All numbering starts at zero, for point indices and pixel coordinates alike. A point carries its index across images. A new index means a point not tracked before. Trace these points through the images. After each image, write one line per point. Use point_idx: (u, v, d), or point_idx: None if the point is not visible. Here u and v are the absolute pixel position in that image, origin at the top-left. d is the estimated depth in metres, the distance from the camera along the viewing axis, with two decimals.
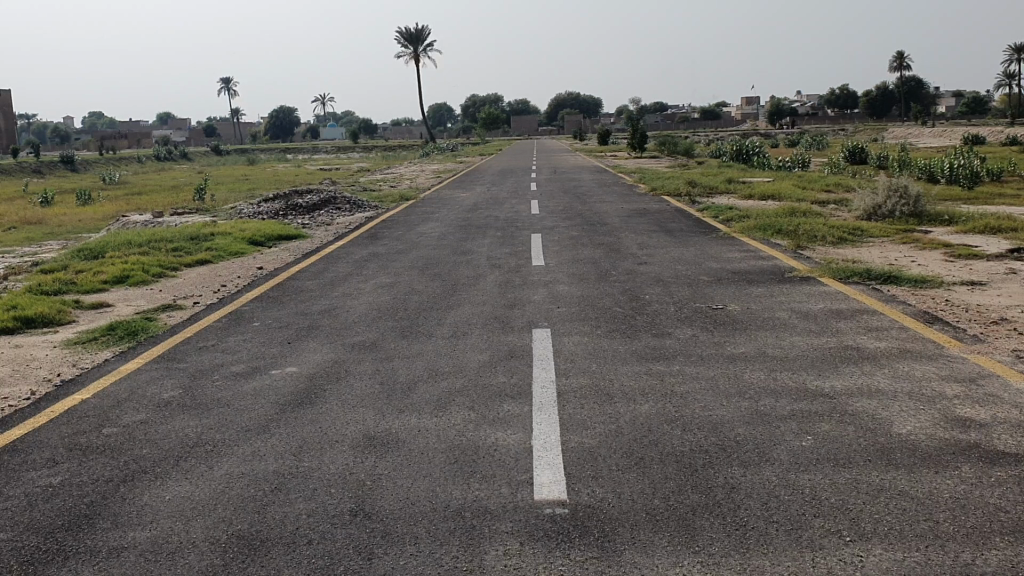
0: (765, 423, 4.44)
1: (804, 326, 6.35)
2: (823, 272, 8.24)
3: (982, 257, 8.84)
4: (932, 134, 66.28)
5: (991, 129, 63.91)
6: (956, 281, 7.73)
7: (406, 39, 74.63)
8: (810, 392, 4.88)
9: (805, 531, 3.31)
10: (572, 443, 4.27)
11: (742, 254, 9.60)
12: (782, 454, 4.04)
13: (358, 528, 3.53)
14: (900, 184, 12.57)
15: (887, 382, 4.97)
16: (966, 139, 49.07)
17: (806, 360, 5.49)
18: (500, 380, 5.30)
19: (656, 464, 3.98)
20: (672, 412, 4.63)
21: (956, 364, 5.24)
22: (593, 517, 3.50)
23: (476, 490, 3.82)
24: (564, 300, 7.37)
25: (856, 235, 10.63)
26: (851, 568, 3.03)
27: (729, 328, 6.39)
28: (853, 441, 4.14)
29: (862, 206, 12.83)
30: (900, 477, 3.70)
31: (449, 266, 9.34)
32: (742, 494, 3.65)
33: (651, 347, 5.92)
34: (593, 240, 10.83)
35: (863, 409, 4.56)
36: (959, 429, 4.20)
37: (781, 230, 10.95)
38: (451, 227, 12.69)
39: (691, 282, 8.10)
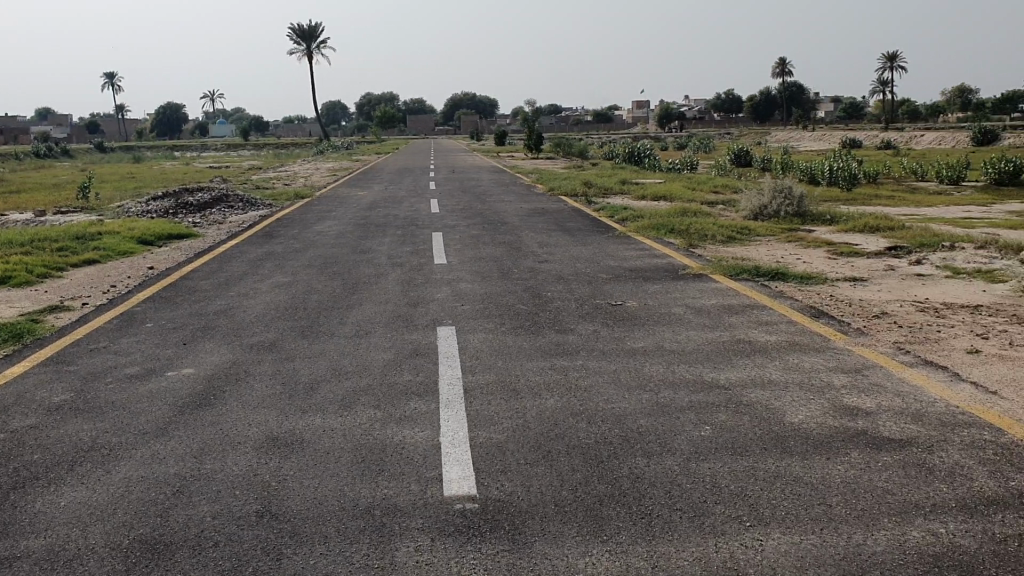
0: (666, 414, 4.57)
1: (699, 321, 6.53)
2: (714, 270, 8.48)
3: (862, 256, 9.26)
4: (813, 139, 68.96)
5: (867, 135, 66.91)
6: (839, 278, 8.08)
7: (297, 36, 73.28)
8: (707, 384, 5.04)
9: (707, 517, 3.43)
10: (480, 438, 4.30)
11: (637, 252, 9.81)
12: (682, 444, 4.16)
13: (265, 529, 3.48)
14: (785, 185, 13.06)
15: (779, 374, 5.17)
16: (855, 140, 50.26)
17: (702, 354, 5.66)
18: (405, 378, 5.28)
19: (562, 457, 4.05)
20: (577, 407, 4.70)
21: (842, 356, 5.49)
22: (503, 512, 3.54)
23: (385, 488, 3.80)
24: (467, 298, 7.38)
25: (745, 235, 10.98)
26: (751, 552, 3.15)
27: (628, 324, 6.53)
28: (748, 431, 4.29)
29: (749, 206, 13.26)
30: (794, 464, 3.87)
31: (349, 265, 9.23)
32: (646, 483, 3.75)
33: (554, 343, 5.99)
34: (493, 239, 10.88)
35: (757, 400, 4.73)
36: (847, 417, 4.41)
37: (674, 230, 11.22)
38: (348, 226, 12.53)
39: (591, 280, 8.22)
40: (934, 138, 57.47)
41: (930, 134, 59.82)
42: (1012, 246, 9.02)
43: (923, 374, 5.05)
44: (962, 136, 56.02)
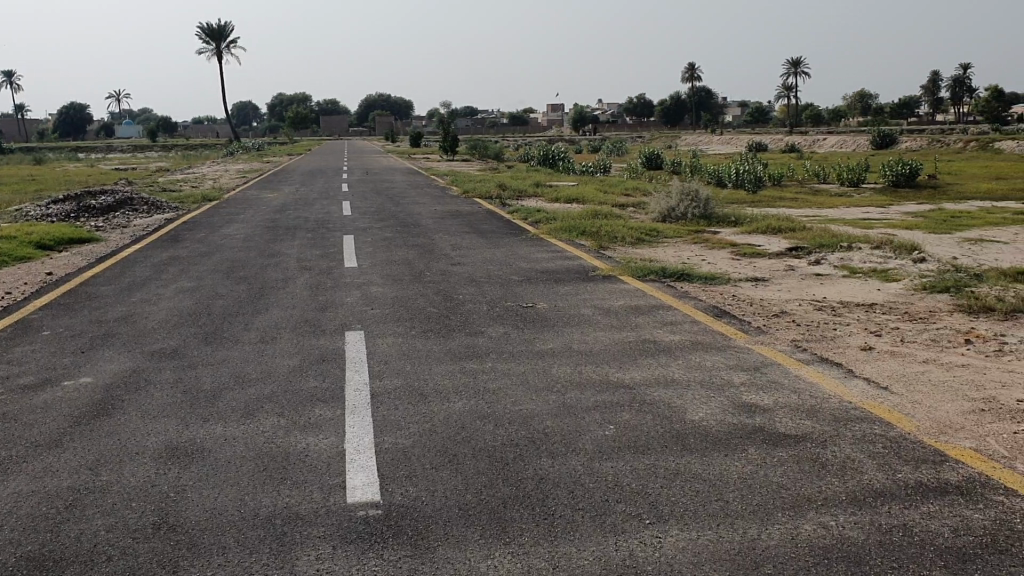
0: (571, 414, 4.62)
1: (607, 322, 6.62)
2: (622, 271, 8.62)
3: (764, 256, 9.52)
4: (721, 143, 70.64)
5: (774, 138, 68.88)
6: (741, 278, 8.29)
7: (205, 35, 71.87)
8: (612, 384, 5.12)
9: (608, 516, 3.48)
10: (386, 444, 4.28)
11: (549, 254, 9.90)
12: (586, 444, 4.21)
13: (162, 541, 3.40)
14: (691, 188, 13.35)
15: (682, 372, 5.29)
16: (758, 144, 51.89)
17: (609, 354, 5.75)
18: (312, 384, 5.21)
19: (468, 461, 4.05)
20: (484, 409, 4.72)
21: (742, 354, 5.64)
22: (406, 517, 3.53)
23: (286, 497, 3.75)
24: (376, 302, 7.34)
25: (653, 237, 11.17)
26: (650, 550, 3.21)
27: (538, 325, 6.58)
28: (651, 429, 4.37)
29: (658, 209, 13.51)
30: (693, 461, 3.96)
31: (257, 270, 9.07)
32: (550, 484, 3.78)
33: (463, 346, 6.00)
34: (405, 241, 10.84)
35: (660, 398, 4.83)
36: (745, 414, 4.54)
37: (585, 232, 11.35)
38: (257, 229, 12.32)
39: (502, 282, 8.26)
40: (835, 142, 59.53)
41: (829, 138, 61.98)
42: (905, 246, 9.38)
43: (818, 371, 5.22)
44: (861, 139, 58.21)
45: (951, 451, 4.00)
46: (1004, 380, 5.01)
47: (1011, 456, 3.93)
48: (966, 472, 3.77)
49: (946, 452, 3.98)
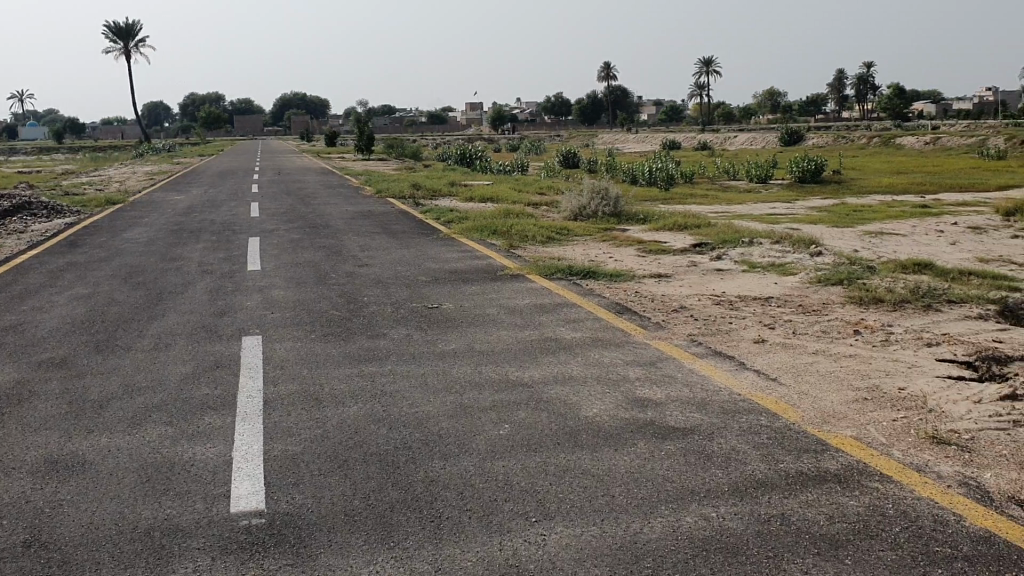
0: (467, 415, 4.59)
1: (510, 321, 6.63)
2: (530, 270, 8.64)
3: (669, 253, 9.66)
4: (638, 141, 71.82)
5: (689, 137, 70.18)
6: (645, 275, 8.39)
7: (111, 33, 70.02)
8: (510, 382, 5.11)
9: (495, 516, 3.44)
10: (275, 451, 4.19)
11: (459, 253, 9.88)
12: (479, 444, 4.18)
13: (32, 560, 3.27)
14: (601, 186, 13.52)
15: (580, 369, 5.32)
16: (668, 146, 52.97)
17: (510, 353, 5.75)
18: (202, 392, 5.08)
19: (358, 466, 3.99)
20: (379, 412, 4.66)
21: (639, 350, 5.69)
22: (290, 525, 3.46)
23: (168, 509, 3.65)
24: (278, 305, 7.22)
25: (563, 235, 11.22)
26: (534, 548, 3.19)
27: (441, 325, 6.55)
28: (544, 427, 4.37)
29: (569, 207, 13.59)
30: (584, 457, 3.97)
31: (156, 274, 8.84)
32: (440, 486, 3.74)
33: (364, 348, 5.94)
34: (313, 242, 10.70)
35: (556, 395, 4.84)
36: (638, 408, 4.59)
37: (496, 231, 11.34)
38: (161, 233, 12.00)
39: (408, 283, 8.21)
40: (746, 139, 61.01)
41: (740, 136, 63.37)
42: (804, 242, 9.63)
43: (711, 365, 5.31)
44: (769, 137, 59.78)
45: (832, 439, 4.10)
46: (888, 369, 5.17)
47: (888, 443, 4.05)
48: (846, 460, 3.87)
49: (827, 441, 4.08)
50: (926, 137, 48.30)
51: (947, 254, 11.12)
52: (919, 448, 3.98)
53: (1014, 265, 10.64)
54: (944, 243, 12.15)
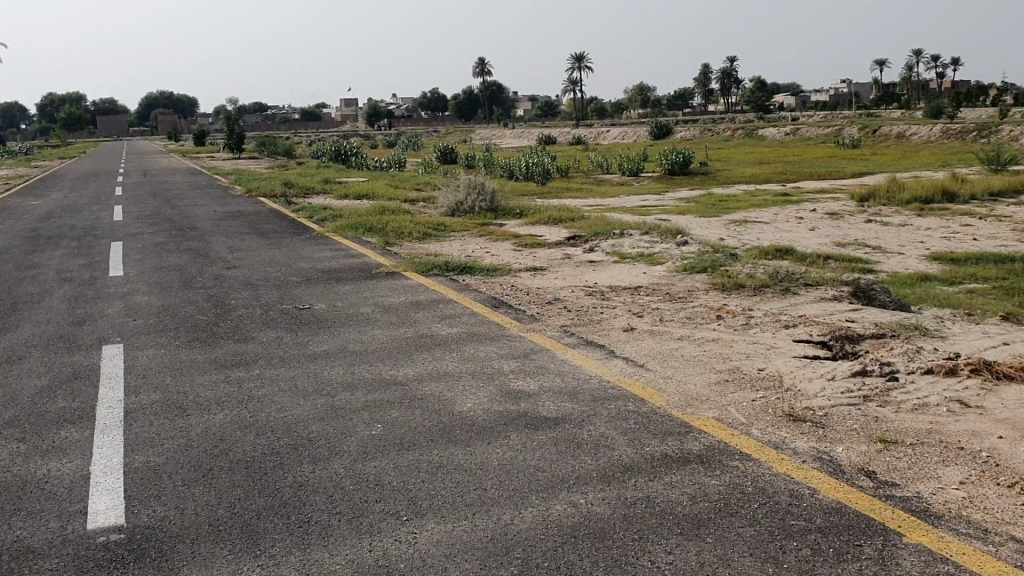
0: (338, 417, 4.51)
1: (384, 319, 6.57)
2: (405, 267, 8.58)
3: (544, 246, 9.76)
4: (514, 137, 72.37)
5: (564, 131, 71.20)
6: (520, 268, 8.45)
7: None
8: (383, 381, 5.06)
9: (365, 517, 3.40)
10: (136, 463, 4.03)
11: (332, 252, 9.72)
12: (350, 445, 4.12)
13: None
14: (477, 182, 13.55)
15: (453, 365, 5.32)
16: (542, 141, 53.63)
17: (383, 351, 5.69)
18: (58, 406, 4.83)
19: (223, 474, 3.87)
20: (247, 419, 4.54)
21: (513, 343, 5.73)
22: (150, 539, 3.33)
23: (19, 530, 3.46)
24: (141, 312, 6.94)
25: (439, 231, 11.21)
26: (404, 547, 3.16)
27: (312, 326, 6.44)
28: (416, 425, 4.35)
29: (445, 203, 13.57)
30: (456, 453, 3.97)
31: (9, 284, 8.36)
32: (308, 490, 3.66)
33: (231, 353, 5.78)
34: (179, 246, 10.34)
35: (430, 393, 4.82)
36: (511, 400, 4.61)
37: (370, 228, 11.22)
38: (14, 240, 11.37)
39: (280, 284, 8.03)
40: (618, 133, 62.35)
41: (613, 130, 64.68)
42: (672, 232, 9.90)
43: (582, 354, 5.39)
44: (640, 131, 61.22)
45: (696, 421, 4.22)
46: (748, 351, 5.37)
47: (748, 422, 4.20)
48: (708, 440, 3.99)
49: (691, 423, 4.20)
50: (787, 129, 50.45)
51: (807, 239, 11.63)
52: (776, 426, 4.14)
53: (867, 248, 11.23)
54: (804, 229, 12.70)
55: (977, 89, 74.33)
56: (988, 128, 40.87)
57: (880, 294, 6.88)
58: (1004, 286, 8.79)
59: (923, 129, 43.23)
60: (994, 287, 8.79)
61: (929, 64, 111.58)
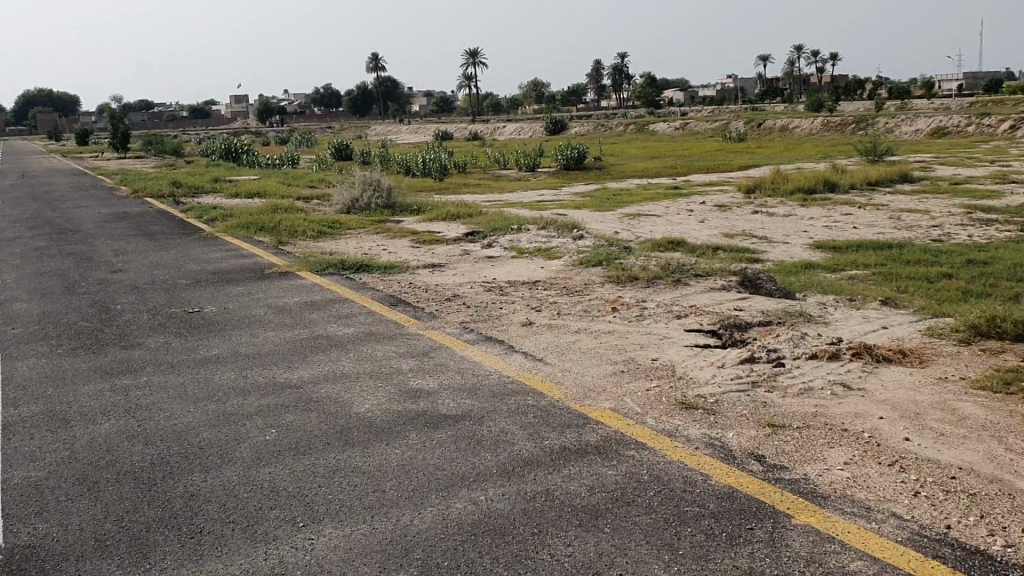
0: (231, 423, 4.40)
1: (278, 321, 6.44)
2: (300, 266, 8.43)
3: (441, 242, 9.74)
4: (410, 132, 71.98)
5: (461, 126, 71.21)
6: (417, 265, 8.41)
7: None
8: (278, 385, 4.96)
9: (260, 525, 3.33)
10: (16, 479, 3.84)
11: (224, 253, 9.48)
12: (244, 452, 4.02)
13: None
14: (372, 179, 13.42)
15: (351, 365, 5.25)
16: (438, 136, 53.47)
17: (278, 354, 5.58)
18: None
19: (110, 487, 3.73)
20: (134, 428, 4.38)
21: (411, 341, 5.69)
22: (32, 558, 3.18)
23: None
24: (20, 320, 6.63)
25: (335, 229, 11.05)
26: (300, 553, 3.11)
27: (203, 330, 6.26)
28: (313, 428, 4.28)
29: (340, 200, 13.39)
30: (354, 455, 3.92)
31: None
32: (200, 500, 3.56)
33: (117, 360, 5.57)
34: (61, 249, 9.92)
35: (327, 394, 4.75)
36: (409, 399, 4.59)
37: (263, 227, 10.99)
38: None
39: (169, 287, 7.79)
40: (514, 129, 62.74)
41: (510, 125, 65.00)
42: (568, 227, 10.01)
43: (481, 350, 5.40)
44: (536, 126, 61.72)
45: (592, 413, 4.28)
46: (643, 342, 5.47)
47: (643, 412, 4.27)
48: (605, 431, 4.05)
49: (588, 415, 4.25)
50: (677, 123, 51.65)
51: (697, 231, 11.93)
52: (671, 415, 4.23)
53: (755, 238, 11.59)
54: (695, 221, 13.03)
55: (854, 84, 77.59)
56: (865, 121, 42.72)
57: (767, 283, 7.11)
58: (882, 272, 9.20)
59: (804, 121, 44.89)
60: (872, 273, 9.19)
61: (811, 59, 115.88)
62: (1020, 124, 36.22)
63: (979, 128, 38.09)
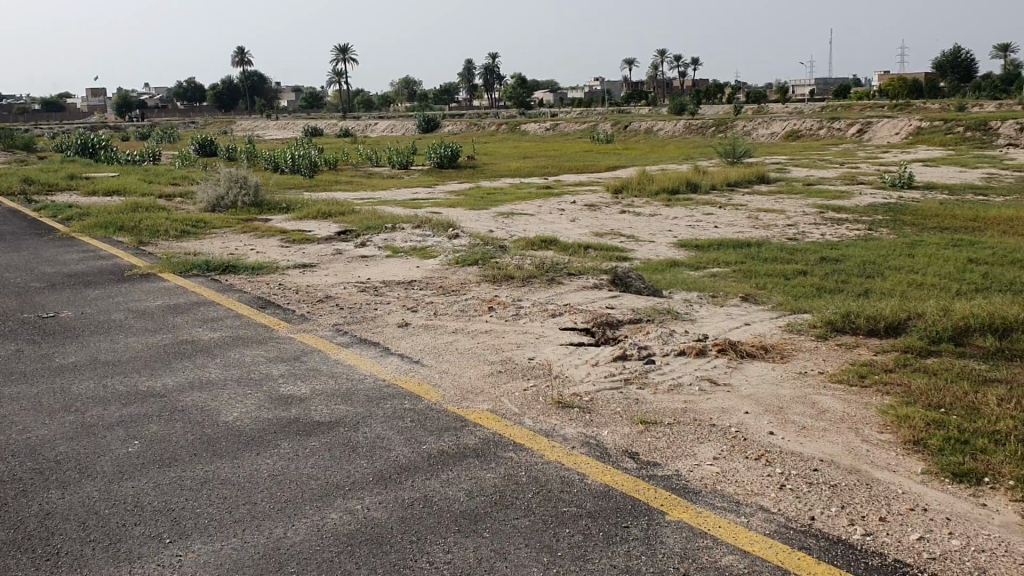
0: (90, 435, 4.17)
1: (140, 326, 6.15)
2: (163, 267, 8.09)
3: (312, 242, 9.53)
4: (278, 128, 70.34)
5: (331, 123, 70.08)
6: (288, 266, 8.21)
7: None
8: (141, 394, 4.73)
9: (123, 543, 3.16)
10: None
11: (80, 254, 9.00)
12: (104, 466, 3.82)
13: None
14: (239, 176, 13.01)
15: (220, 371, 5.07)
16: (308, 133, 52.48)
17: (141, 361, 5.33)
18: None
19: None
20: None
21: (282, 345, 5.54)
22: None
23: None
24: None
25: (200, 228, 10.66)
26: (167, 572, 2.97)
27: (59, 337, 5.92)
28: (178, 438, 4.10)
29: (205, 198, 12.93)
30: (223, 466, 3.78)
31: None
32: (57, 519, 3.36)
33: None
34: None
35: (193, 403, 4.57)
36: (281, 406, 4.46)
37: (122, 227, 10.50)
38: None
39: (19, 291, 7.33)
40: (386, 126, 62.23)
41: (381, 123, 64.42)
42: (442, 226, 9.98)
43: (355, 354, 5.30)
44: (408, 124, 61.42)
45: (470, 415, 4.26)
46: (519, 341, 5.50)
47: (520, 413, 4.29)
48: (483, 433, 4.04)
49: (465, 417, 4.23)
50: (548, 124, 52.37)
51: (569, 230, 12.11)
52: (548, 415, 4.26)
53: (623, 236, 11.84)
54: (566, 220, 13.22)
55: (715, 89, 80.57)
56: (725, 124, 44.36)
57: (636, 281, 7.27)
58: (743, 269, 9.55)
59: (669, 124, 46.28)
60: (734, 271, 9.53)
61: (674, 63, 119.55)
62: (867, 129, 38.44)
63: (829, 130, 40.15)
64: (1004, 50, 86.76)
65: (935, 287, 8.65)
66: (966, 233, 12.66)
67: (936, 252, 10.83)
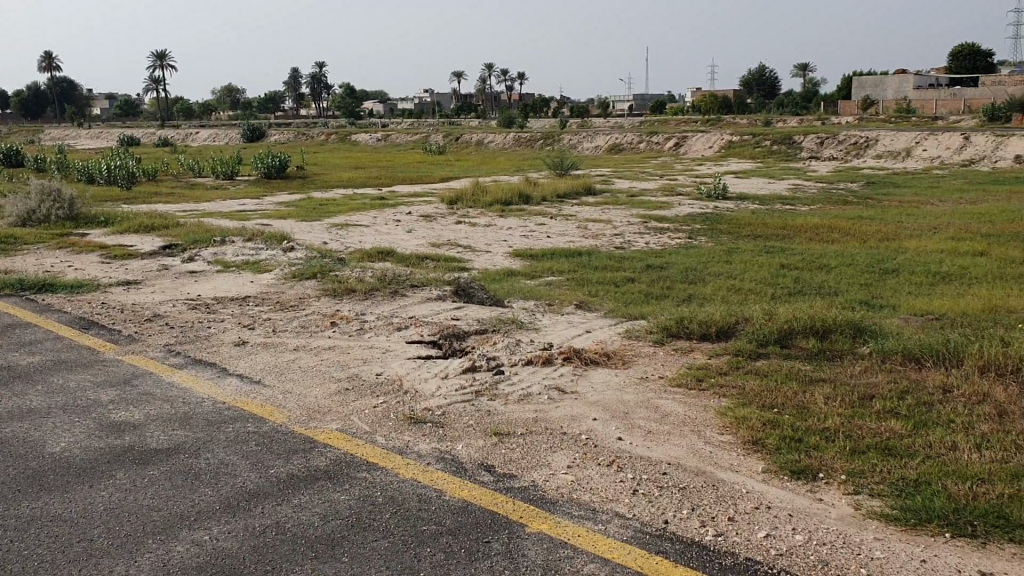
0: None
1: None
2: None
3: (135, 258, 9.01)
4: (90, 137, 66.53)
5: (148, 132, 66.95)
6: (111, 283, 7.73)
7: None
8: None
9: None
10: None
11: None
12: None
13: None
14: (52, 188, 12.19)
15: (41, 399, 4.68)
16: (124, 143, 49.94)
17: None
18: None
19: None
20: None
21: (109, 368, 5.19)
22: None
23: None
24: None
25: (9, 244, 9.89)
26: None
27: None
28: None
29: (13, 212, 12.02)
30: (51, 502, 3.48)
31: None
32: None
33: None
34: None
35: (13, 434, 4.20)
36: (113, 434, 4.17)
37: None
38: None
39: None
40: (208, 136, 60.10)
41: (203, 132, 62.08)
42: (275, 238, 9.68)
43: (191, 376, 5.03)
44: (231, 133, 59.53)
45: (319, 436, 4.13)
46: (365, 356, 5.39)
47: (371, 431, 4.19)
48: (333, 454, 3.92)
49: (315, 438, 4.09)
50: (378, 134, 52.06)
51: (405, 241, 12.04)
52: (399, 431, 4.18)
53: (459, 247, 11.88)
54: (401, 231, 13.13)
55: (540, 104, 82.52)
56: (552, 137, 45.49)
57: (478, 291, 7.28)
58: (576, 277, 9.77)
59: (498, 137, 46.98)
60: (568, 279, 9.73)
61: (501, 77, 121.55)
62: (683, 142, 40.38)
63: (648, 144, 41.88)
64: (802, 69, 92.98)
65: (754, 292, 9.15)
66: (776, 241, 13.48)
67: (752, 258, 11.47)
